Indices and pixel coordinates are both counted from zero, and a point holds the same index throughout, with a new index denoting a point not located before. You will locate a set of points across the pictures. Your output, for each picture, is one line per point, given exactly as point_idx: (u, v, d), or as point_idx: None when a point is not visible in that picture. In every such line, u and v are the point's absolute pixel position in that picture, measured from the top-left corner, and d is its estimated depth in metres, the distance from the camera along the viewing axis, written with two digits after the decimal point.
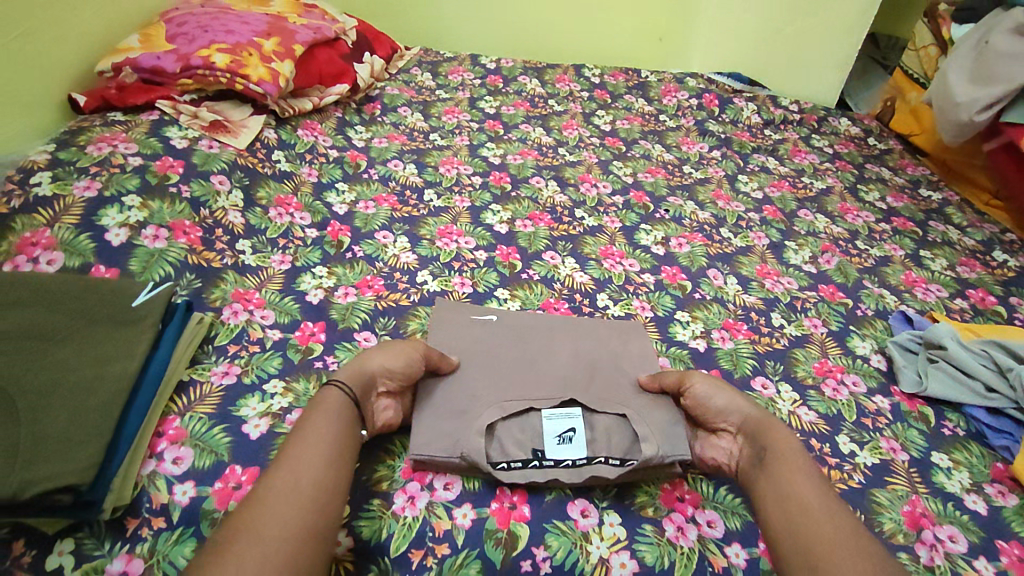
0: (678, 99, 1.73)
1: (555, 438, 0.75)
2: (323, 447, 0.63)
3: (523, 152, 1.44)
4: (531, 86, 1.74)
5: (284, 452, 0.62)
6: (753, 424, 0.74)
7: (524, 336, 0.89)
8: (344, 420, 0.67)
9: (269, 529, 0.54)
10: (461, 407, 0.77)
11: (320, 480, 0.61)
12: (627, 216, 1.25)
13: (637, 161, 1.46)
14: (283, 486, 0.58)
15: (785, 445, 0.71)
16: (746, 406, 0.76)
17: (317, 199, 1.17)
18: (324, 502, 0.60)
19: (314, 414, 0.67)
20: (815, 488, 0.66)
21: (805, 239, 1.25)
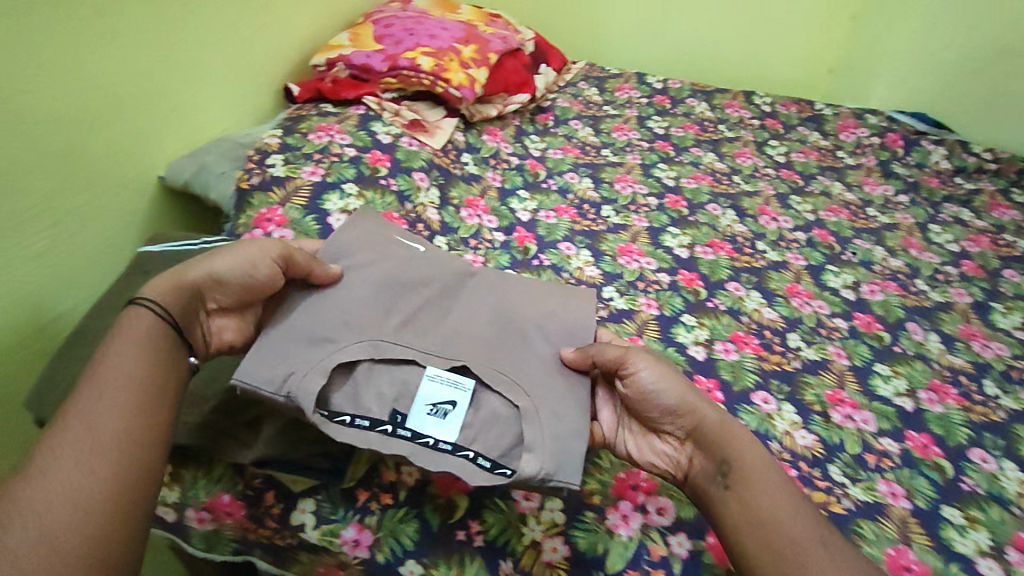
0: (857, 136, 1.65)
1: (427, 408, 0.67)
2: (120, 391, 0.56)
3: (697, 176, 1.41)
4: (699, 109, 1.71)
5: (70, 412, 0.54)
6: (708, 422, 0.64)
7: (434, 269, 0.79)
8: (150, 353, 0.60)
9: (60, 511, 0.49)
10: (319, 334, 0.68)
11: (125, 433, 0.55)
12: (811, 254, 1.20)
13: (816, 198, 1.40)
14: (73, 450, 0.52)
15: (744, 446, 0.62)
16: (697, 400, 0.66)
17: (502, 204, 1.21)
18: (127, 454, 0.54)
19: (108, 359, 0.59)
20: (791, 501, 0.57)
21: (1014, 302, 1.14)
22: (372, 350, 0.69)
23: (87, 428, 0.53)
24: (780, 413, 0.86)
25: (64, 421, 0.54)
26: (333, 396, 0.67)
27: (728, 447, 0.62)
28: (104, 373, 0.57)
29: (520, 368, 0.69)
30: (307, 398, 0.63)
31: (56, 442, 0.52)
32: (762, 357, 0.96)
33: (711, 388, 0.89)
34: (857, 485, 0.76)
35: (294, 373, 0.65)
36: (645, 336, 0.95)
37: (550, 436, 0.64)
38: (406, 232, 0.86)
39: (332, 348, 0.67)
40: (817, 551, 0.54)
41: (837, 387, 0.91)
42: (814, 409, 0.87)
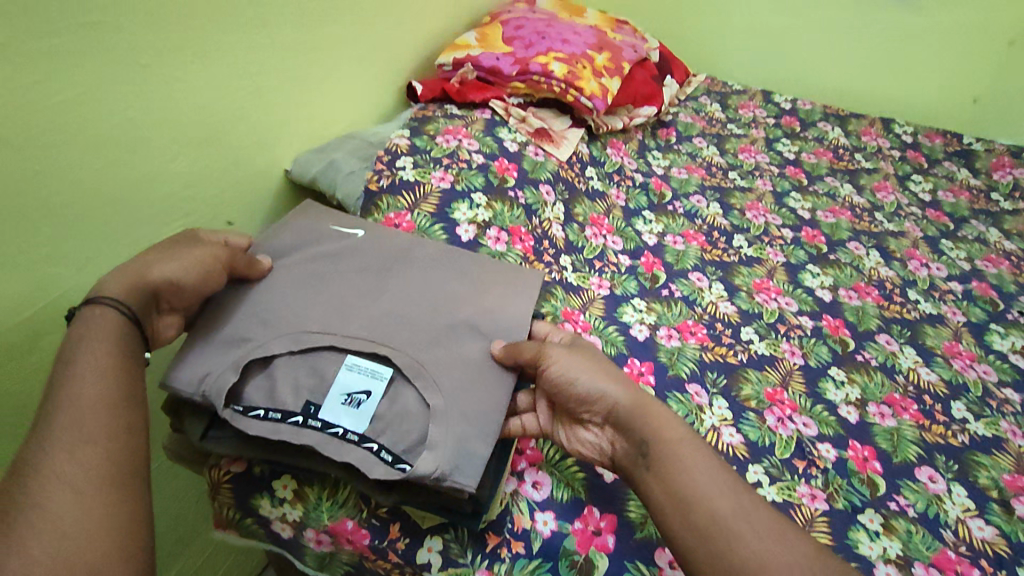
0: (1013, 176, 1.49)
1: (342, 397, 0.61)
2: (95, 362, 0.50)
3: (834, 210, 1.30)
4: (833, 135, 1.59)
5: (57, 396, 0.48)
6: (628, 405, 0.61)
7: (369, 258, 0.76)
8: (125, 325, 0.54)
9: (64, 499, 0.43)
10: (241, 328, 0.64)
11: (115, 410, 0.49)
12: (970, 310, 1.08)
13: (971, 244, 1.26)
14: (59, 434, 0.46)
15: (663, 428, 0.59)
16: (615, 382, 0.63)
17: (627, 224, 1.14)
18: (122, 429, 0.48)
19: (75, 340, 0.51)
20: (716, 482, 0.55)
21: None
22: (291, 340, 0.64)
23: (72, 410, 0.47)
24: (951, 495, 0.75)
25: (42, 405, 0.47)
26: (245, 387, 0.62)
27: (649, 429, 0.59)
28: (73, 348, 0.51)
29: (447, 371, 0.64)
30: (217, 394, 0.59)
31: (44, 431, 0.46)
32: (924, 425, 0.84)
33: (869, 457, 0.78)
34: None
35: (210, 373, 0.61)
36: (790, 389, 0.86)
37: (450, 444, 0.58)
38: (344, 216, 0.82)
39: (250, 345, 0.63)
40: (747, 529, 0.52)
41: (1016, 472, 0.80)
42: (991, 495, 0.76)
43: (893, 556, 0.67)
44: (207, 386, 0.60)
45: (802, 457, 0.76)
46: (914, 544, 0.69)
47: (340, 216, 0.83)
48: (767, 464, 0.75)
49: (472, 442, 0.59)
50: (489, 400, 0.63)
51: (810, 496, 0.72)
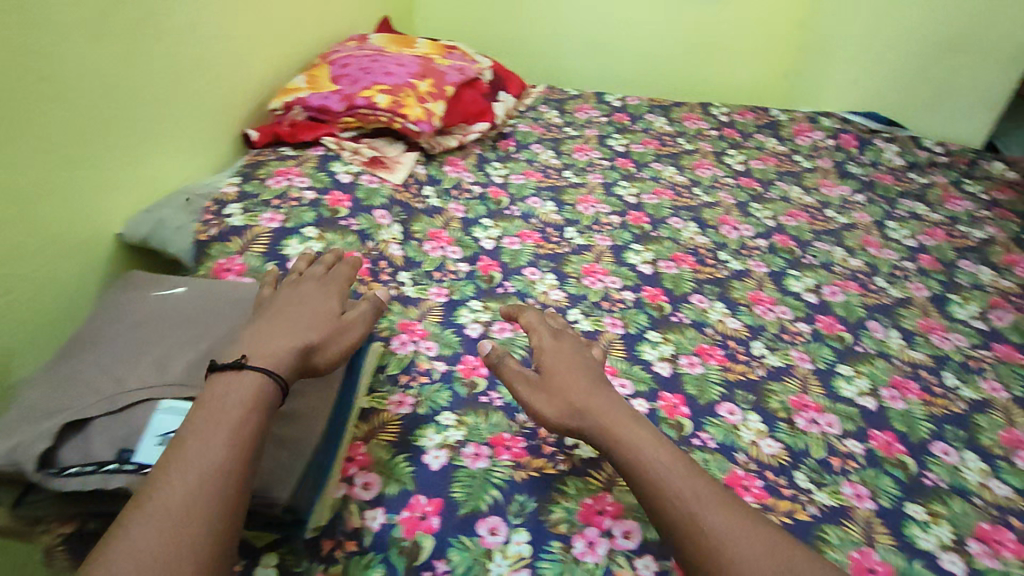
0: (812, 139, 1.70)
1: (158, 437, 0.65)
2: (214, 451, 0.56)
3: (658, 191, 1.44)
4: (658, 124, 1.76)
5: (190, 464, 0.55)
6: (595, 419, 0.70)
7: (190, 316, 0.80)
8: (255, 409, 0.61)
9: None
10: (57, 403, 0.67)
11: (197, 508, 0.53)
12: (773, 260, 1.22)
13: (775, 203, 1.43)
14: (149, 511, 0.52)
15: (634, 436, 0.68)
16: (581, 398, 0.72)
17: (466, 234, 1.22)
18: (194, 531, 0.52)
19: (223, 402, 0.60)
20: (684, 481, 0.64)
21: (969, 293, 1.18)
22: (106, 403, 0.67)
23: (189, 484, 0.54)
24: (746, 422, 0.86)
25: (161, 477, 0.55)
26: (61, 451, 0.64)
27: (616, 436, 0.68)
28: (208, 426, 0.58)
29: None
30: (28, 460, 0.61)
31: (170, 495, 0.53)
32: (727, 367, 0.96)
33: (678, 404, 0.88)
34: (822, 490, 0.77)
35: (21, 443, 0.62)
36: (611, 357, 0.96)
37: (268, 468, 0.64)
38: (171, 280, 0.87)
39: (64, 414, 0.66)
40: (713, 518, 0.60)
41: (801, 391, 0.92)
42: (779, 416, 0.88)
43: None
44: (19, 455, 0.61)
45: None
46: (710, 470, 0.78)
47: (170, 279, 0.88)
48: None
49: (289, 461, 0.65)
50: (310, 426, 0.69)
51: None
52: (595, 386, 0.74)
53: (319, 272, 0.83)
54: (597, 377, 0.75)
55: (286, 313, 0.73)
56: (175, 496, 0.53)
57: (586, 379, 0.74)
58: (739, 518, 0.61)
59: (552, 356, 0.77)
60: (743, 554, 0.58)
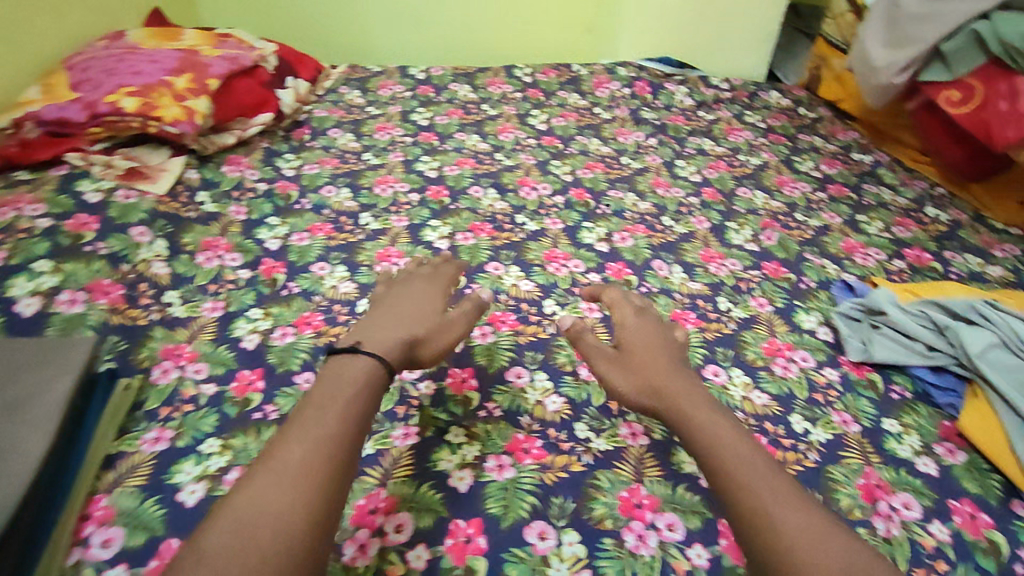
0: (610, 89, 1.79)
1: None
2: (330, 423, 0.62)
3: (460, 161, 1.42)
4: (462, 93, 1.75)
5: (304, 430, 0.61)
6: (672, 401, 0.72)
7: None
8: (365, 390, 0.67)
9: (263, 534, 0.53)
10: None
11: (315, 473, 0.58)
12: (569, 216, 1.25)
13: (575, 158, 1.47)
14: (268, 467, 0.58)
15: (707, 418, 0.70)
16: (659, 381, 0.75)
17: (248, 237, 1.12)
18: (310, 492, 0.56)
19: (325, 384, 0.67)
20: (769, 477, 0.63)
21: (745, 218, 1.27)
22: None
23: (302, 448, 0.59)
24: (533, 384, 0.86)
25: (278, 441, 0.60)
26: None
27: (685, 411, 0.71)
28: (322, 402, 0.64)
29: None
30: None
31: (277, 457, 0.58)
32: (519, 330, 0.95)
33: (467, 377, 0.86)
34: (600, 437, 0.79)
35: None
36: None
37: None
38: None
39: None
40: (792, 519, 0.59)
41: None
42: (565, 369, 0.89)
43: (468, 461, 0.74)
44: None
45: (402, 404, 0.81)
46: (492, 441, 0.77)
47: None
48: None
49: None
50: (6, 490, 0.59)
51: (403, 436, 0.77)
52: (676, 371, 0.77)
53: (426, 268, 0.91)
54: (676, 363, 0.78)
55: (402, 305, 0.81)
56: (293, 458, 0.58)
57: (665, 364, 0.77)
58: (822, 521, 0.59)
59: (633, 336, 0.82)
60: (806, 543, 0.57)
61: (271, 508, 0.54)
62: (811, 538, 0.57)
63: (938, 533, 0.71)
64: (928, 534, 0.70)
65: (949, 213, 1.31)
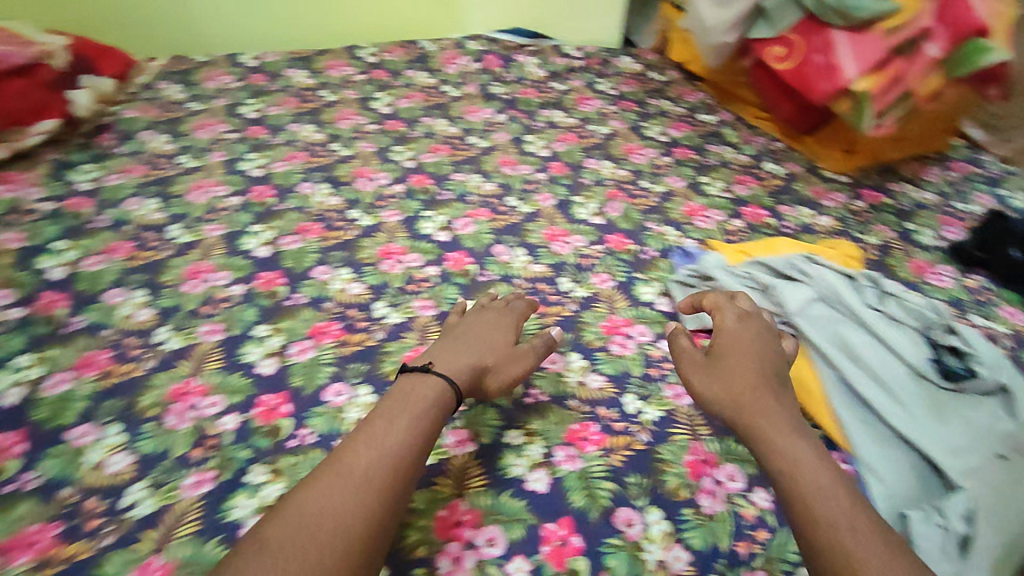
0: (459, 65, 1.70)
1: None
2: (396, 438, 0.61)
3: (291, 156, 1.29)
4: (298, 79, 1.56)
5: (374, 434, 0.61)
6: (750, 418, 0.65)
7: None
8: (433, 417, 0.65)
9: (325, 526, 0.53)
10: None
11: (374, 489, 0.57)
12: (408, 205, 1.17)
13: (418, 142, 1.38)
14: (336, 466, 0.58)
15: (791, 443, 0.61)
16: (742, 392, 0.67)
17: (23, 269, 0.95)
18: (366, 500, 0.55)
19: (398, 400, 0.66)
20: (858, 512, 0.55)
21: (591, 191, 1.24)
22: None
23: (369, 451, 0.59)
24: (354, 400, 0.80)
25: (348, 444, 0.60)
26: None
27: (758, 428, 0.64)
28: (392, 412, 0.64)
29: None
30: None
31: (348, 460, 0.58)
32: (343, 341, 0.88)
33: (280, 403, 0.78)
34: None
35: None
36: (204, 372, 0.81)
37: None
38: None
39: None
40: (877, 565, 0.51)
41: (418, 344, 0.88)
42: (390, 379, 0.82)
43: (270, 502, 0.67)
44: None
45: (199, 445, 0.72)
46: (299, 475, 0.70)
47: None
48: (154, 474, 0.69)
49: None
50: None
51: (193, 485, 0.68)
52: (767, 383, 0.68)
53: (496, 300, 0.88)
54: (770, 372, 0.70)
55: (465, 334, 0.78)
56: (361, 462, 0.58)
57: (756, 372, 0.69)
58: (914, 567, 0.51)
59: (731, 337, 0.74)
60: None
61: (340, 503, 0.55)
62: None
63: (759, 502, 0.70)
64: (749, 504, 0.70)
65: (786, 166, 1.34)
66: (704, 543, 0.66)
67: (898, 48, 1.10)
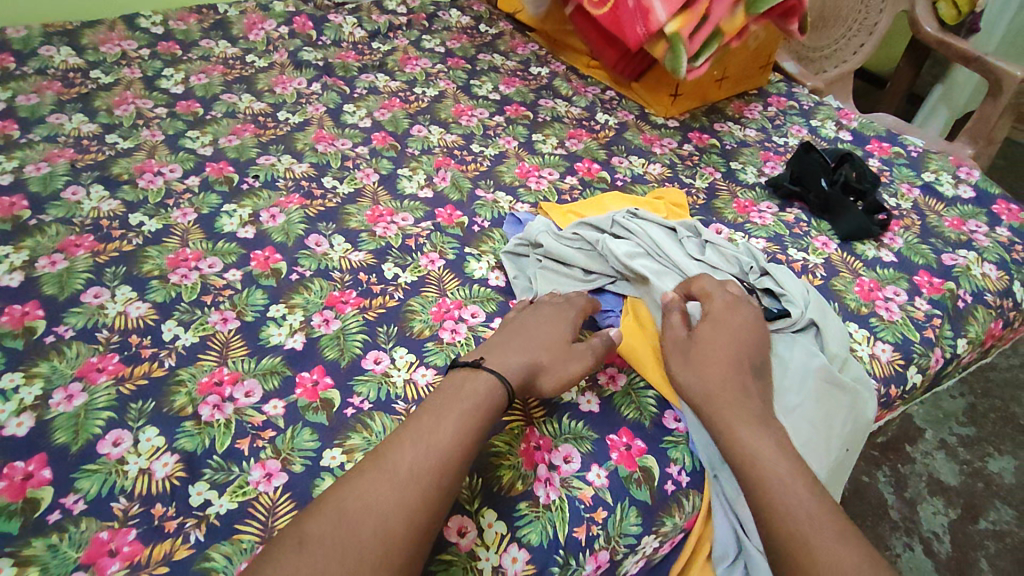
0: (265, 31, 1.49)
1: None
2: (440, 433, 0.60)
3: (52, 154, 1.06)
4: (61, 59, 1.29)
5: (416, 433, 0.61)
6: (715, 408, 0.67)
7: None
8: (484, 409, 0.64)
9: (365, 532, 0.53)
10: None
11: (418, 487, 0.56)
12: (205, 201, 1.01)
13: (217, 124, 1.20)
14: (382, 464, 0.58)
15: (753, 440, 0.64)
16: (717, 384, 0.68)
17: None
18: (408, 503, 0.55)
19: (449, 399, 0.64)
20: (815, 503, 0.59)
21: (418, 161, 1.15)
22: None
23: (409, 449, 0.59)
24: (136, 447, 0.67)
25: (395, 440, 0.60)
26: None
27: (723, 418, 0.66)
28: (437, 409, 0.63)
29: None
30: None
31: (392, 455, 0.59)
32: (122, 377, 0.74)
33: (34, 471, 0.63)
34: (222, 495, 0.63)
35: None
36: None
37: None
38: None
39: None
40: (824, 542, 0.56)
41: (218, 364, 0.76)
42: (183, 415, 0.70)
43: None
44: None
45: None
46: (57, 558, 0.57)
47: None
48: None
49: None
50: None
51: None
52: (739, 375, 0.69)
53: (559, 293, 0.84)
54: (745, 363, 0.70)
55: (523, 328, 0.75)
56: (406, 459, 0.58)
57: (733, 364, 0.70)
58: (866, 551, 0.55)
59: (715, 325, 0.73)
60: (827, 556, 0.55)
61: (382, 505, 0.55)
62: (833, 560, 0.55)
63: (596, 480, 0.67)
64: (586, 485, 0.66)
65: (617, 115, 1.31)
66: (541, 537, 0.62)
67: None
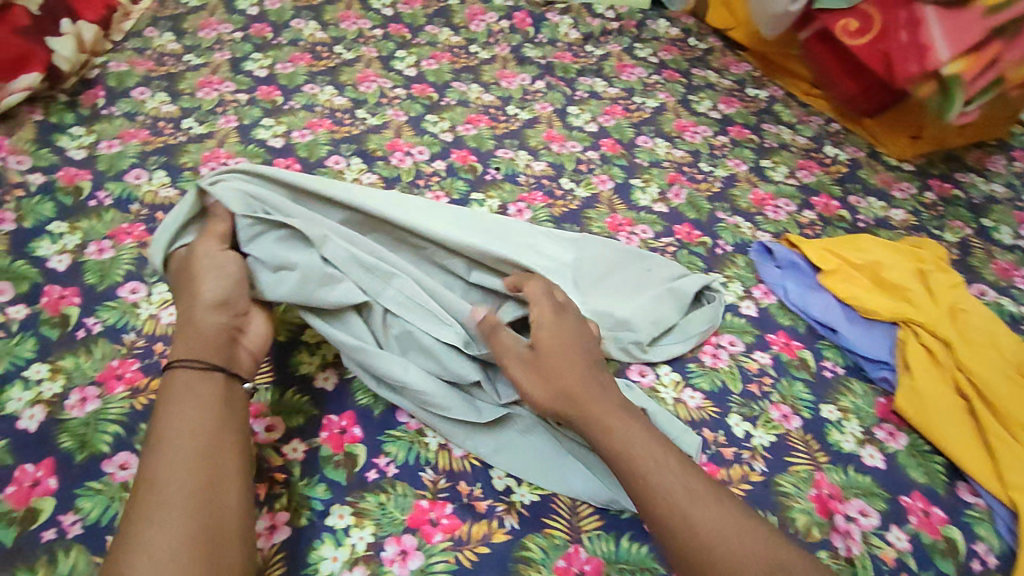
0: (486, 22, 1.52)
1: None
2: (188, 433, 0.55)
3: (312, 123, 1.15)
4: (309, 32, 1.39)
5: (151, 450, 0.54)
6: (582, 406, 0.62)
7: None
8: (221, 395, 0.60)
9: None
10: None
11: (200, 504, 0.52)
12: (453, 185, 1.05)
13: (453, 111, 1.23)
14: (135, 501, 0.51)
15: (620, 423, 0.60)
16: (570, 379, 0.63)
17: (18, 257, 0.84)
18: (183, 519, 0.50)
19: (166, 408, 0.57)
20: (688, 475, 0.58)
21: (649, 173, 1.14)
22: None
23: (156, 467, 0.53)
24: None
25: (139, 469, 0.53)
26: None
27: (591, 414, 0.61)
28: (166, 419, 0.56)
29: None
30: None
31: (138, 488, 0.52)
32: None
33: (347, 427, 0.69)
34: (523, 484, 0.67)
35: None
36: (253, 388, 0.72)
37: None
38: None
39: None
40: (703, 510, 0.55)
41: None
42: None
43: (361, 553, 0.60)
44: None
45: (264, 479, 0.65)
46: (387, 518, 0.63)
47: None
48: None
49: None
50: None
51: (267, 533, 0.61)
52: (593, 370, 0.65)
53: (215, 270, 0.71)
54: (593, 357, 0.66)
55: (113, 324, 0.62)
56: (153, 484, 0.51)
57: (583, 363, 0.65)
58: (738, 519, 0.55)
59: (551, 331, 0.67)
60: (706, 527, 0.54)
61: (159, 537, 0.48)
62: (714, 523, 0.54)
63: (897, 542, 0.67)
64: (887, 545, 0.66)
65: (847, 151, 1.25)
66: None
67: (998, 29, 1.00)
